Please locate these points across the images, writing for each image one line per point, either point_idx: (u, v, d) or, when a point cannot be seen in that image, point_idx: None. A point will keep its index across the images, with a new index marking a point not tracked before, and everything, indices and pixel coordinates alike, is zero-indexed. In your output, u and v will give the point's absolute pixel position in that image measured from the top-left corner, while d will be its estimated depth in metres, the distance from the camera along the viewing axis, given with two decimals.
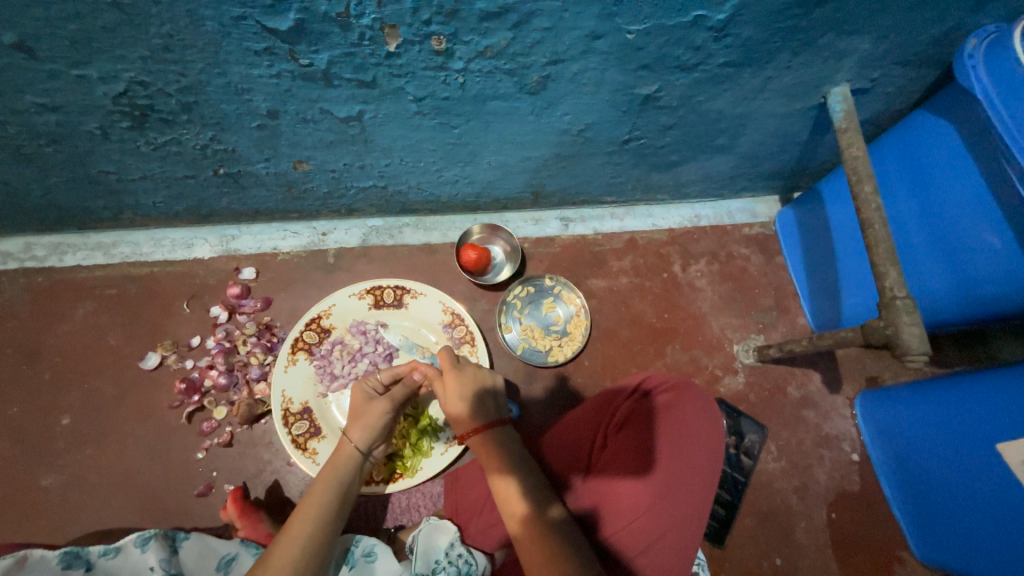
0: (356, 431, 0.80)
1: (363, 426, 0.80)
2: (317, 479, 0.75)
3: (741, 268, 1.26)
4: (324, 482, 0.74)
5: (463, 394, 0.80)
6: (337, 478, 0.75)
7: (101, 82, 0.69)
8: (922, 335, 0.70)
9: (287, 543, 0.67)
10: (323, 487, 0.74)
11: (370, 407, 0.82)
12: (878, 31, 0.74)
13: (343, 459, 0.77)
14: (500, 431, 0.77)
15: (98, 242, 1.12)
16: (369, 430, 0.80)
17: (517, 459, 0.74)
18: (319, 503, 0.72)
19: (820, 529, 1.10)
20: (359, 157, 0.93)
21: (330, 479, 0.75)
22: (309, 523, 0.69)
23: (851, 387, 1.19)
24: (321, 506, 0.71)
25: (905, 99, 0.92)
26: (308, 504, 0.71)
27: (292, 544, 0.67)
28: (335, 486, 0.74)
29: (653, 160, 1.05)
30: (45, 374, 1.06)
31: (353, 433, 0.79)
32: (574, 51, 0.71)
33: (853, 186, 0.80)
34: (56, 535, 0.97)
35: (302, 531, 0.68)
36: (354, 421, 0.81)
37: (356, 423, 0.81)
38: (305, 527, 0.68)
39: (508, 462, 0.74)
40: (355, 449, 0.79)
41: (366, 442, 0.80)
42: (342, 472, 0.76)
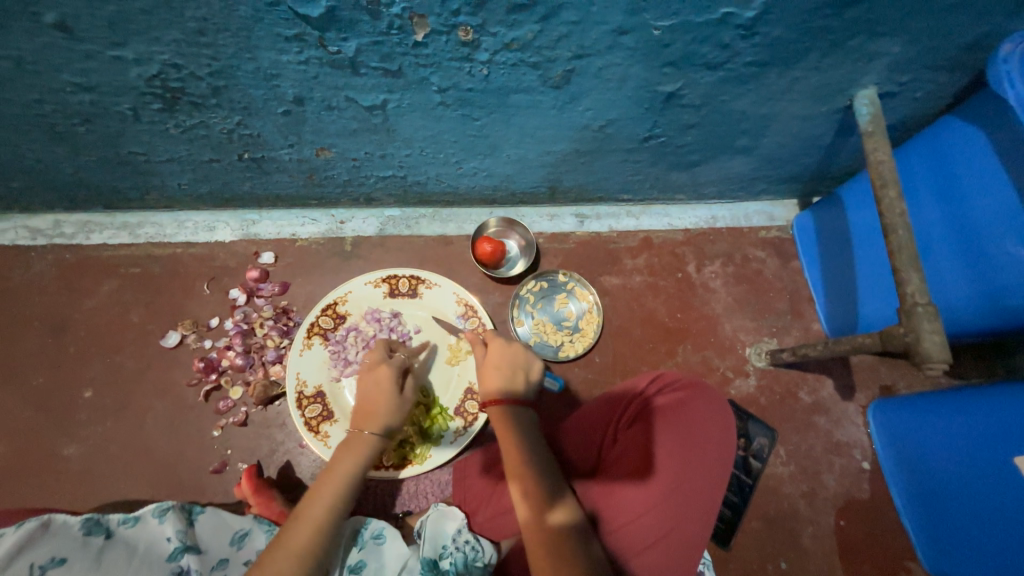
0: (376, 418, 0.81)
1: (389, 405, 0.83)
2: (332, 466, 0.76)
3: (756, 271, 1.25)
4: (341, 470, 0.75)
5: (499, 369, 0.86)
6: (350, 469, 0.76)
7: (136, 63, 0.70)
8: (943, 344, 0.69)
9: (303, 527, 0.68)
10: (340, 476, 0.75)
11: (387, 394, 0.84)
12: (910, 34, 0.73)
13: (352, 454, 0.77)
14: (517, 425, 0.80)
15: (124, 221, 1.14)
16: (389, 416, 0.82)
17: (530, 459, 0.75)
18: (335, 491, 0.73)
19: (827, 536, 1.09)
20: (381, 147, 0.94)
21: (346, 468, 0.76)
22: (327, 509, 0.71)
23: (864, 395, 1.18)
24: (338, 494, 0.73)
25: (933, 105, 0.90)
26: (326, 487, 0.73)
27: (310, 529, 0.68)
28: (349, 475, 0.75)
29: (672, 158, 1.04)
30: (69, 348, 1.09)
31: (374, 421, 0.81)
32: (599, 46, 0.71)
33: (877, 190, 0.79)
34: (76, 503, 1.00)
35: (318, 517, 0.70)
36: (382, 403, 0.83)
37: (374, 408, 0.83)
38: (322, 512, 0.70)
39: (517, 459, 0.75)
40: (377, 435, 0.80)
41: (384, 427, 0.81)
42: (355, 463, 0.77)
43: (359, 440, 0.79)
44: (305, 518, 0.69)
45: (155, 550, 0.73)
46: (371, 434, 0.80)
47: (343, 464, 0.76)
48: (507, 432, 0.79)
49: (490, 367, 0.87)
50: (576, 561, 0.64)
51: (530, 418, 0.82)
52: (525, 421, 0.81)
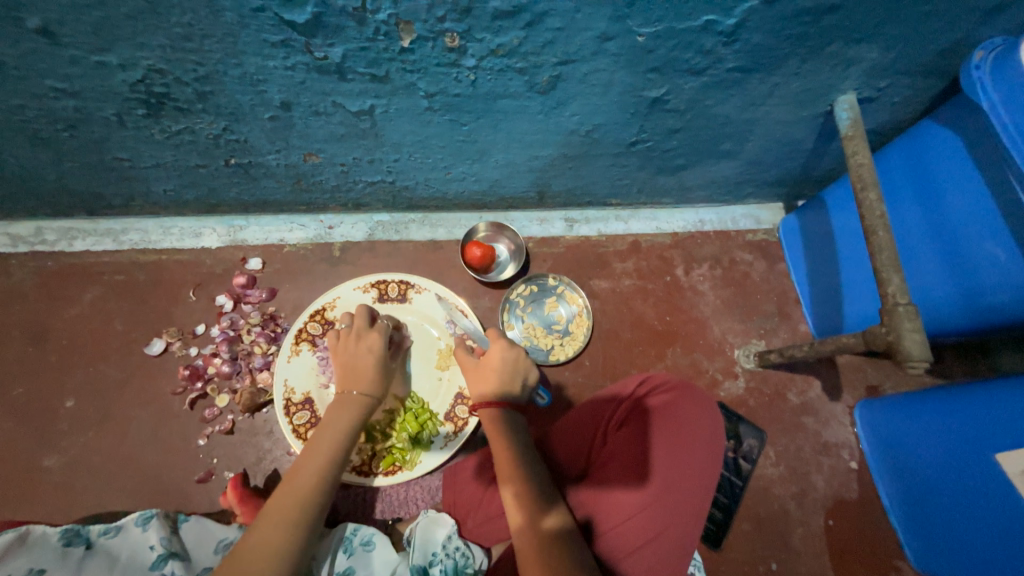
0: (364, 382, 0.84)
1: (376, 374, 0.86)
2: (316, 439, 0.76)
3: (743, 274, 1.27)
4: (325, 442, 0.75)
5: (501, 369, 0.86)
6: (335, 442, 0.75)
7: (121, 69, 0.70)
8: (923, 342, 0.71)
9: (286, 496, 0.67)
10: (324, 447, 0.74)
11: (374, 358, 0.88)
12: (886, 40, 0.75)
13: (338, 424, 0.77)
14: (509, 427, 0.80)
15: (108, 228, 1.13)
16: (376, 380, 0.86)
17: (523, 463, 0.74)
18: (319, 462, 0.73)
19: (818, 536, 1.10)
20: (369, 152, 0.94)
21: (330, 441, 0.75)
22: (312, 480, 0.70)
23: (851, 395, 1.19)
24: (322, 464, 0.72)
25: (911, 109, 0.93)
26: (313, 458, 0.73)
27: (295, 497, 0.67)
28: (333, 447, 0.75)
29: (659, 163, 1.06)
30: (51, 357, 1.07)
31: (362, 384, 0.84)
32: (585, 52, 0.72)
33: (857, 193, 0.80)
34: (56, 516, 0.98)
35: (307, 483, 0.70)
36: (369, 371, 0.86)
37: (362, 372, 0.86)
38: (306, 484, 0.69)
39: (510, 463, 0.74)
40: (365, 401, 0.82)
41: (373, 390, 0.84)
42: (340, 435, 0.77)
43: (347, 407, 0.80)
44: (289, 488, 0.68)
45: (138, 559, 0.71)
46: (360, 395, 0.82)
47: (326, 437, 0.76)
48: (499, 435, 0.78)
49: (488, 365, 0.87)
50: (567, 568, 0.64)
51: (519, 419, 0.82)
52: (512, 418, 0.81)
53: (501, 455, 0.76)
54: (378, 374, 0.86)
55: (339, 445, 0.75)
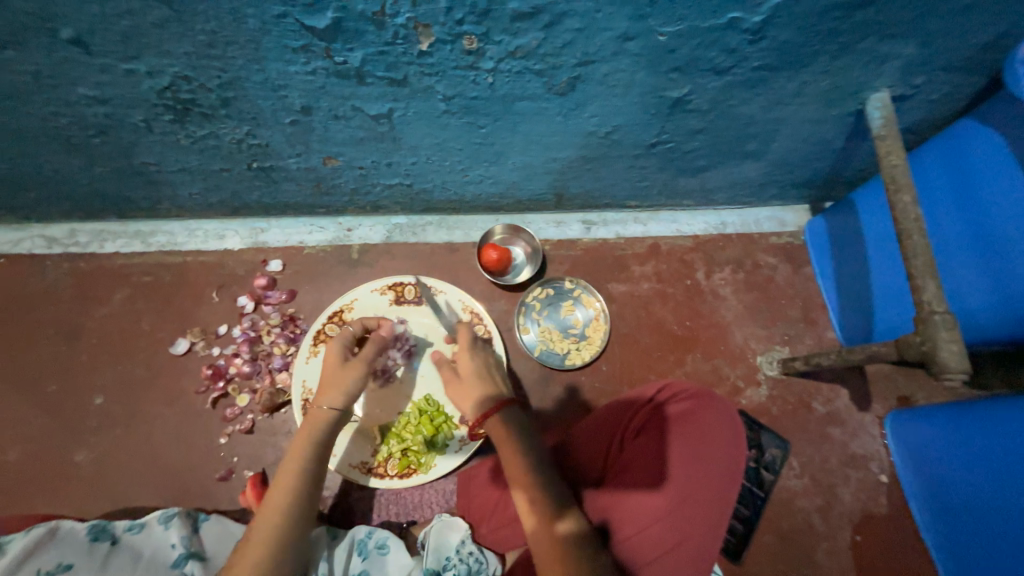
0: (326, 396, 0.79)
1: (336, 388, 0.80)
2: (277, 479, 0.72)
3: (767, 278, 1.23)
4: (283, 482, 0.71)
5: (479, 374, 0.85)
6: (296, 478, 0.72)
7: (148, 76, 0.72)
8: (961, 353, 0.67)
9: (251, 552, 0.65)
10: (284, 487, 0.71)
11: (339, 368, 0.82)
12: (923, 35, 0.71)
13: (294, 460, 0.73)
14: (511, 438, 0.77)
15: (137, 230, 1.16)
16: (340, 391, 0.80)
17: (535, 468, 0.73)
18: (278, 504, 0.69)
19: (844, 552, 1.06)
20: (387, 155, 0.94)
21: (288, 479, 0.71)
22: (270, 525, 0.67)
23: (881, 405, 1.14)
24: (281, 507, 0.69)
25: (949, 107, 0.88)
26: (273, 499, 0.70)
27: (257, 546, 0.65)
28: (294, 486, 0.71)
29: (679, 164, 1.03)
30: (82, 355, 1.11)
31: (325, 397, 0.79)
32: (605, 52, 0.71)
33: (891, 195, 0.77)
34: (86, 509, 1.01)
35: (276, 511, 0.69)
36: (328, 385, 0.80)
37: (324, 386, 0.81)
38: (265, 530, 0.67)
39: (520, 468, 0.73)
40: (327, 417, 0.77)
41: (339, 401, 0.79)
42: (300, 470, 0.73)
43: (310, 428, 0.77)
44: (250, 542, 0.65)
45: (160, 556, 0.73)
46: (325, 410, 0.78)
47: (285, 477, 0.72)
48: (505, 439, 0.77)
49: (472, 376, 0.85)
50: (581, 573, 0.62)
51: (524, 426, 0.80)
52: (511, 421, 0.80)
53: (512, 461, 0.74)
54: (338, 389, 0.80)
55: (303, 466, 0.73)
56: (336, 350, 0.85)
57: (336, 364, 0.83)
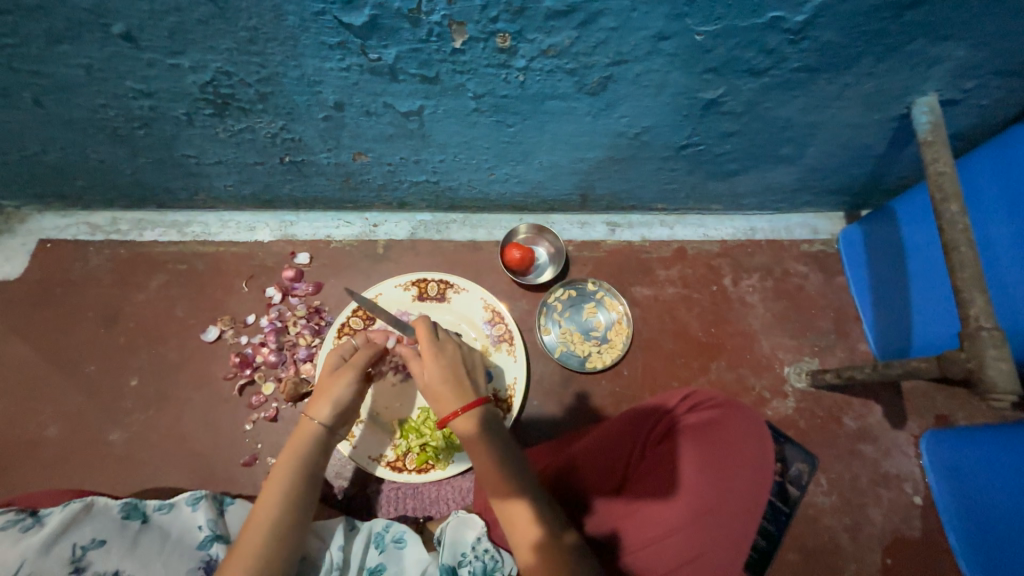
0: (313, 408, 0.77)
1: (323, 398, 0.78)
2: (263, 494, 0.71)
3: (797, 287, 1.19)
4: (267, 496, 0.70)
5: (444, 376, 0.76)
6: (280, 492, 0.70)
7: (192, 71, 0.74)
8: (1011, 372, 0.63)
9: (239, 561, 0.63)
10: (270, 501, 0.69)
11: (330, 380, 0.80)
12: (979, 37, 0.68)
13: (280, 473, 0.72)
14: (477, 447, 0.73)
15: (174, 220, 1.21)
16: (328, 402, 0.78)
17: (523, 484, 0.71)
18: (264, 518, 0.67)
19: (872, 574, 1.02)
20: (415, 152, 0.95)
21: (272, 493, 0.70)
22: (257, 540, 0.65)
23: (916, 424, 1.09)
24: (267, 521, 0.67)
25: (1003, 113, 0.84)
26: (258, 513, 0.68)
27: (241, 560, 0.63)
28: (281, 499, 0.69)
29: (709, 167, 1.01)
30: (119, 338, 1.15)
31: (312, 410, 0.77)
32: (639, 52, 0.70)
33: (937, 204, 0.73)
34: (118, 486, 1.05)
35: (267, 518, 0.67)
36: (317, 397, 0.79)
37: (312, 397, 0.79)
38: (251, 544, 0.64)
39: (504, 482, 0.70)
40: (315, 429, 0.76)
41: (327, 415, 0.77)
42: (285, 483, 0.71)
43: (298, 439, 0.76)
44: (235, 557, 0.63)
45: (187, 538, 0.75)
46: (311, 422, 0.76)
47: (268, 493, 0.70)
48: (476, 443, 0.73)
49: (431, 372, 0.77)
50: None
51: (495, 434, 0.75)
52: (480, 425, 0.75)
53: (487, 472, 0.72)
54: (325, 399, 0.78)
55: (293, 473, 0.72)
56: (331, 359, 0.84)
57: (327, 373, 0.81)
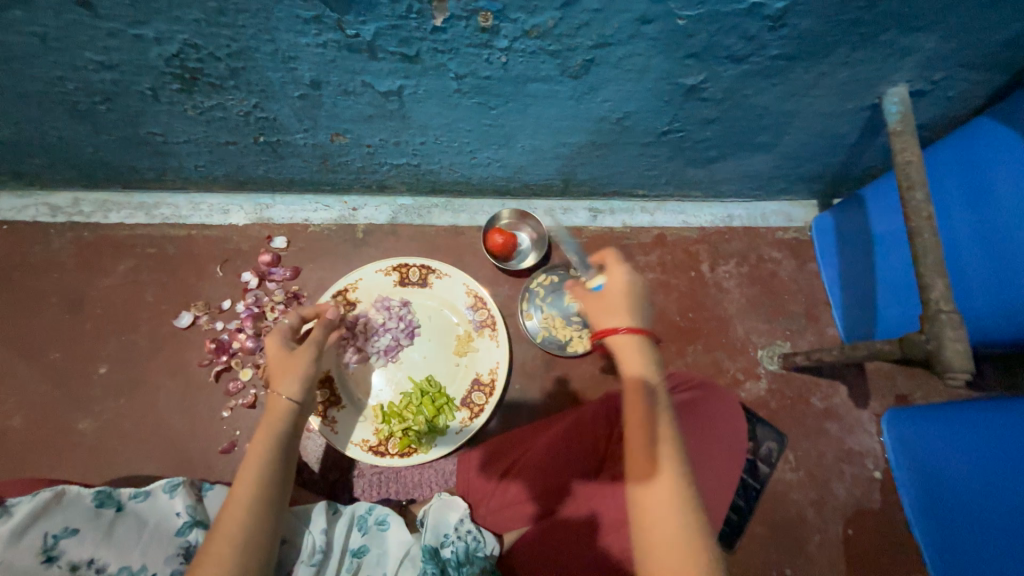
0: (278, 386, 0.77)
1: (286, 373, 0.78)
2: (241, 471, 0.70)
3: (771, 273, 1.23)
4: (247, 475, 0.69)
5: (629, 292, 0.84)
6: (260, 471, 0.69)
7: (156, 42, 0.70)
8: (966, 353, 0.67)
9: (218, 544, 0.63)
10: (249, 482, 0.68)
11: (291, 357, 0.80)
12: (947, 29, 0.70)
13: (257, 451, 0.70)
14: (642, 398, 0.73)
15: (141, 202, 1.16)
16: (292, 378, 0.78)
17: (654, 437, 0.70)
18: (245, 501, 0.67)
19: (834, 544, 1.08)
20: (396, 134, 0.93)
21: (252, 472, 0.69)
22: (239, 520, 0.65)
23: (878, 403, 1.15)
24: (244, 503, 0.66)
25: (967, 105, 0.87)
26: (237, 495, 0.67)
27: (227, 544, 0.63)
28: (259, 479, 0.68)
29: (689, 154, 1.02)
30: (86, 324, 1.11)
31: (278, 387, 0.77)
32: (621, 35, 0.70)
33: (904, 192, 0.76)
34: (88, 476, 1.02)
35: (243, 499, 0.67)
36: (282, 373, 0.78)
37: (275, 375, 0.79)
38: (234, 528, 0.64)
39: (641, 433, 0.71)
40: (283, 406, 0.75)
41: (293, 390, 0.77)
42: (261, 463, 0.70)
43: (268, 418, 0.74)
44: (218, 540, 0.63)
45: (165, 525, 0.74)
46: (278, 399, 0.75)
47: (247, 472, 0.69)
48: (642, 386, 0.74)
49: (615, 293, 0.84)
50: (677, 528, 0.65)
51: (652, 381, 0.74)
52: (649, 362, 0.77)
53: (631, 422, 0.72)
54: (289, 373, 0.78)
55: (267, 452, 0.71)
56: (285, 340, 0.85)
57: (280, 356, 0.82)
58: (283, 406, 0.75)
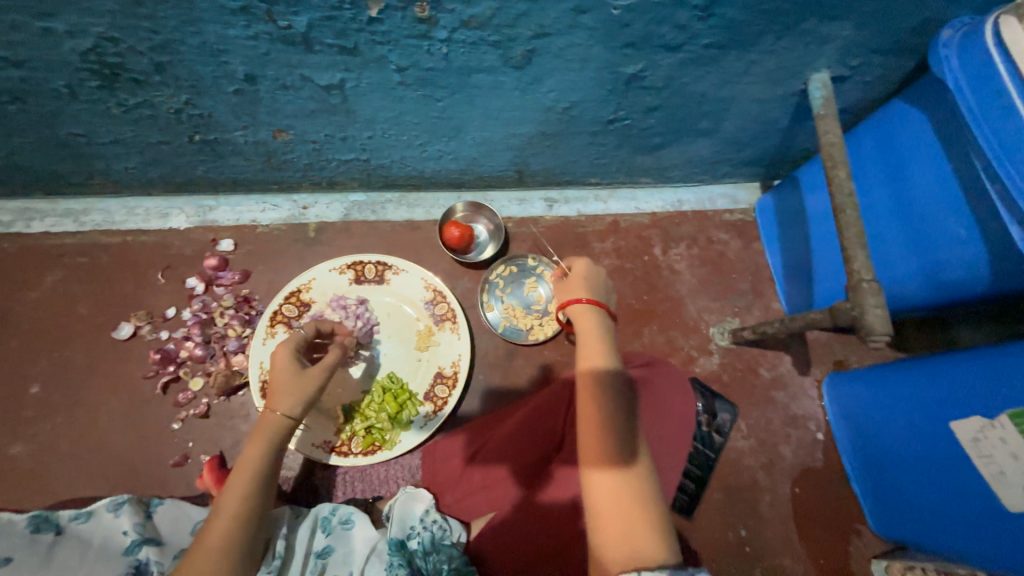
0: (280, 403, 0.74)
1: (293, 394, 0.75)
2: (230, 480, 0.68)
3: (720, 253, 1.29)
4: (238, 484, 0.67)
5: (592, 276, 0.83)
6: (253, 481, 0.67)
7: (69, 36, 0.66)
8: (885, 317, 0.73)
9: (202, 556, 0.60)
10: (239, 492, 0.66)
11: (295, 375, 0.77)
12: (858, 18, 0.75)
13: (251, 461, 0.69)
14: (600, 387, 0.69)
15: (68, 208, 1.08)
16: (296, 397, 0.75)
17: (611, 423, 0.65)
18: (234, 511, 0.65)
19: (784, 503, 1.15)
20: (341, 129, 0.91)
21: (244, 481, 0.67)
22: (225, 531, 0.63)
23: (820, 369, 1.24)
24: (234, 512, 0.64)
25: (883, 89, 0.94)
26: (226, 504, 0.65)
27: (213, 554, 0.61)
28: (251, 489, 0.67)
29: (636, 141, 1.05)
30: (13, 342, 1.03)
31: (279, 404, 0.74)
32: (560, 25, 0.71)
33: (827, 171, 0.82)
34: (25, 502, 0.96)
35: (234, 509, 0.65)
36: (281, 390, 0.75)
37: (275, 391, 0.75)
38: (220, 537, 0.62)
39: (595, 421, 0.65)
40: (282, 422, 0.73)
41: (294, 408, 0.74)
42: (253, 472, 0.68)
43: (263, 432, 0.72)
44: (202, 550, 0.60)
45: (111, 544, 0.71)
46: (280, 416, 0.73)
47: (238, 481, 0.67)
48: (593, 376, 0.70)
49: (578, 279, 0.82)
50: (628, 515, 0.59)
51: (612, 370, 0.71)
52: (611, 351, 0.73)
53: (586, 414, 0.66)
54: (296, 394, 0.75)
55: (263, 463, 0.69)
56: (286, 354, 0.80)
57: (288, 374, 0.77)
58: (282, 421, 0.73)
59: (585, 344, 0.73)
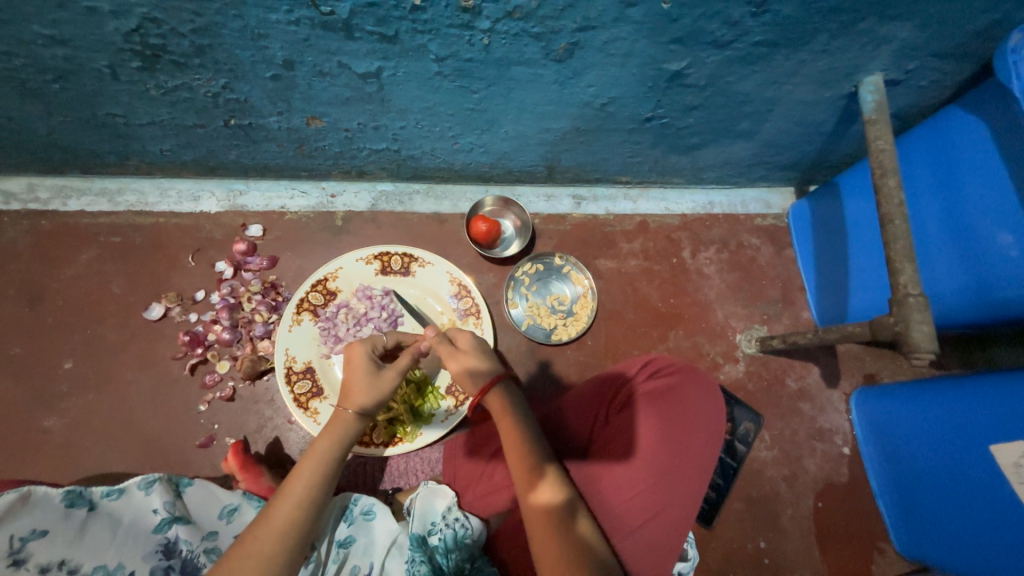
0: (351, 401, 0.75)
1: (365, 392, 0.76)
2: (298, 466, 0.69)
3: (750, 259, 1.26)
4: (305, 473, 0.68)
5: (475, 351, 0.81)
6: (321, 473, 0.69)
7: (113, 16, 0.65)
8: (931, 334, 0.70)
9: (262, 539, 0.62)
10: (304, 479, 0.67)
11: (369, 375, 0.77)
12: (920, 19, 0.71)
13: (320, 453, 0.70)
14: (523, 431, 0.73)
15: (103, 187, 1.10)
16: (367, 397, 0.75)
17: (536, 450, 0.71)
18: (299, 497, 0.66)
19: (806, 517, 1.13)
20: (374, 118, 0.90)
21: (312, 471, 0.68)
22: (289, 516, 0.64)
23: (848, 382, 1.20)
24: (298, 498, 0.66)
25: (937, 94, 0.90)
26: (292, 488, 0.67)
27: (274, 537, 0.62)
28: (316, 478, 0.68)
29: (673, 141, 1.02)
30: (47, 317, 1.05)
31: (350, 402, 0.75)
32: (606, 18, 0.68)
33: (877, 179, 0.78)
34: (56, 475, 0.98)
35: (298, 494, 0.66)
36: (351, 388, 0.76)
37: (349, 388, 0.76)
38: (283, 520, 0.64)
39: (520, 456, 0.71)
40: (351, 417, 0.74)
41: (363, 406, 0.75)
42: (320, 465, 0.69)
43: (333, 426, 0.73)
44: (265, 533, 0.62)
45: (141, 522, 0.72)
46: (351, 415, 0.74)
47: (305, 468, 0.68)
48: (508, 414, 0.75)
49: (459, 353, 0.80)
50: (565, 541, 0.63)
51: (529, 417, 0.75)
52: (518, 410, 0.76)
53: (510, 443, 0.72)
54: (372, 393, 0.76)
55: (329, 456, 0.71)
56: (362, 352, 0.80)
57: (360, 373, 0.77)
58: (353, 421, 0.74)
59: (495, 408, 0.76)
